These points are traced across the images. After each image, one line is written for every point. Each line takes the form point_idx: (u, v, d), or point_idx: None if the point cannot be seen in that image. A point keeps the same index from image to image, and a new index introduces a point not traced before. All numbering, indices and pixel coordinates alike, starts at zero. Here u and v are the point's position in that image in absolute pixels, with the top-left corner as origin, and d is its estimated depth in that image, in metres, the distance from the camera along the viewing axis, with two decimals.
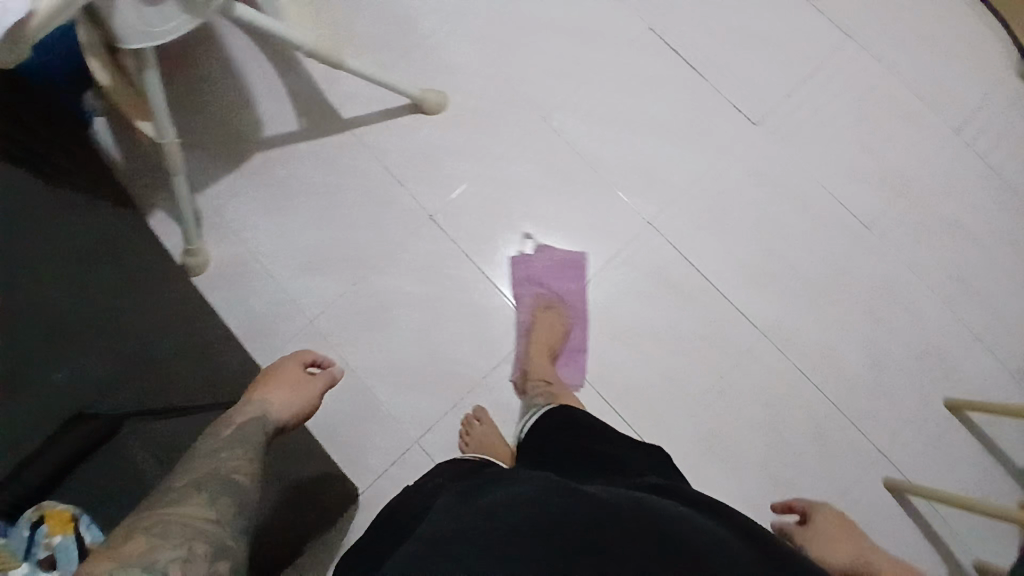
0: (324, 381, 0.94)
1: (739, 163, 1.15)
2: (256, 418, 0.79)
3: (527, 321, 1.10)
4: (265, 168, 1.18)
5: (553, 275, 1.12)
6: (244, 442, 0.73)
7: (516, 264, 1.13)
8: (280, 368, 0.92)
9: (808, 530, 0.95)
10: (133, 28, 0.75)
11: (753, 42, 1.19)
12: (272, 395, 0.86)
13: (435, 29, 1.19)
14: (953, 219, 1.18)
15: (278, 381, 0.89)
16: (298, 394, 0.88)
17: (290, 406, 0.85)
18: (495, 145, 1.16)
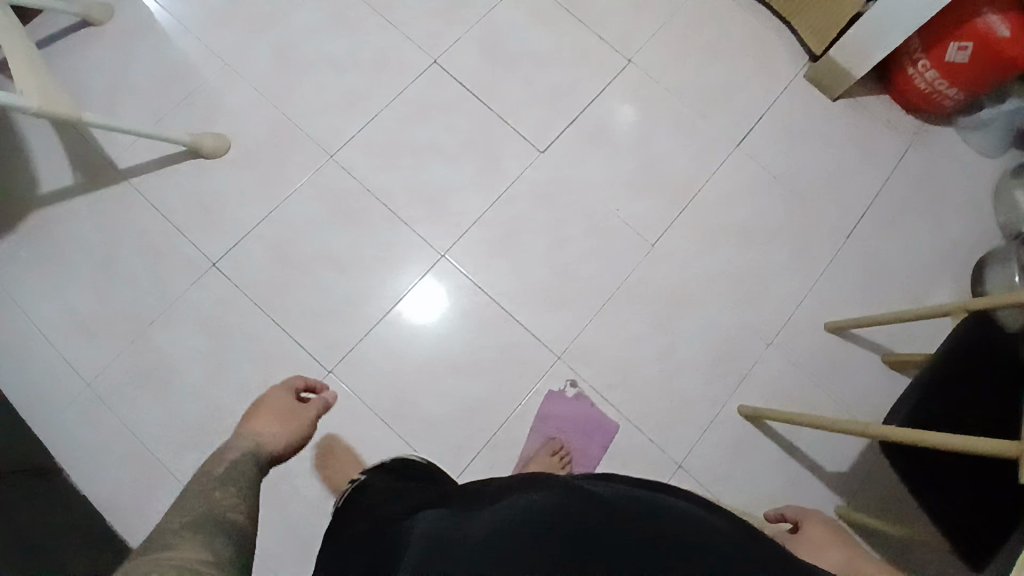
0: (317, 407, 0.87)
1: (525, 186, 1.17)
2: (249, 453, 0.70)
3: (532, 455, 1.06)
4: (37, 227, 1.12)
5: (576, 426, 1.09)
6: (236, 477, 0.63)
7: (551, 398, 1.10)
8: (268, 402, 0.86)
9: (805, 540, 0.85)
10: None
11: (532, 69, 1.23)
12: (262, 428, 0.78)
13: (211, 74, 1.20)
14: (748, 231, 1.21)
15: (264, 416, 0.81)
16: (289, 422, 0.81)
17: (284, 434, 0.79)
18: (283, 191, 1.15)
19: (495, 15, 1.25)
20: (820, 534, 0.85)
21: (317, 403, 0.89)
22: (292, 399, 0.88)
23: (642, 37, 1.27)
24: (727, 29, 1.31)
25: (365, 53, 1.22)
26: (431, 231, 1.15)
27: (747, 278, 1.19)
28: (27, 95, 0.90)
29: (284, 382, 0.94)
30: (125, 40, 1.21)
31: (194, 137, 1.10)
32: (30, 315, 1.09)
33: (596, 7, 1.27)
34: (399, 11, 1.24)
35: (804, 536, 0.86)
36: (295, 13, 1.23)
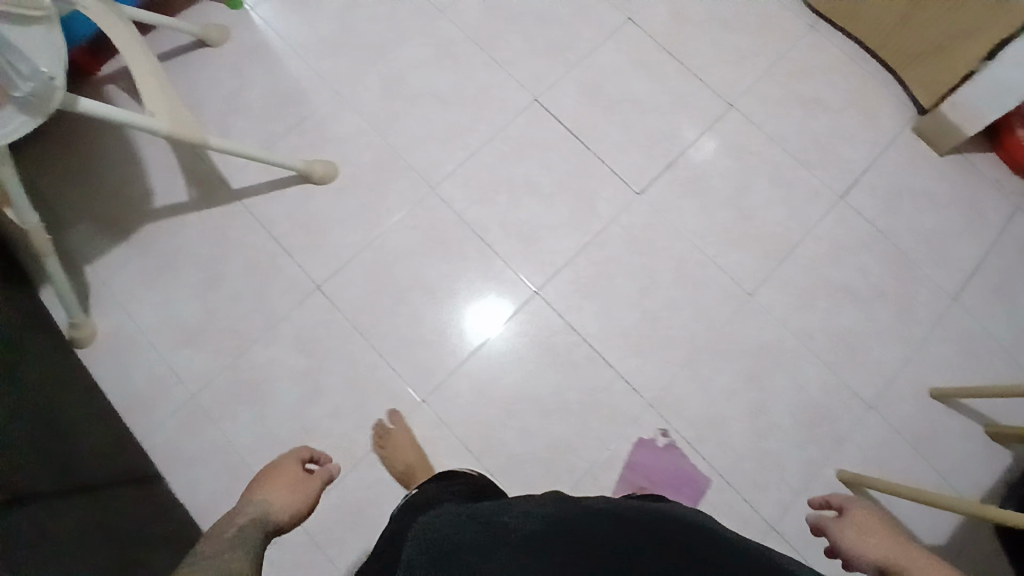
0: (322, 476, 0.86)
1: (620, 229, 1.17)
2: (254, 522, 0.71)
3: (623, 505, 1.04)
4: (150, 239, 1.17)
5: (664, 478, 1.06)
6: (243, 544, 0.64)
7: (643, 447, 1.08)
8: (278, 469, 0.84)
9: (851, 528, 0.79)
10: None
11: (632, 112, 1.23)
12: (269, 496, 0.77)
13: (322, 102, 1.23)
14: (848, 286, 1.17)
15: (275, 484, 0.81)
16: (295, 492, 0.80)
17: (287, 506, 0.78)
18: (384, 220, 1.18)
19: (597, 57, 1.26)
20: (870, 522, 0.78)
21: (323, 472, 0.88)
22: (300, 464, 0.87)
23: (745, 84, 1.26)
24: (833, 80, 1.29)
25: (469, 89, 1.25)
26: (525, 267, 1.16)
27: (845, 336, 1.15)
28: (152, 118, 0.91)
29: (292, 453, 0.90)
30: (242, 63, 1.26)
31: (306, 164, 1.14)
32: (140, 323, 1.13)
33: (698, 53, 1.27)
34: (503, 49, 1.27)
35: (850, 520, 0.80)
36: (402, 48, 1.27)
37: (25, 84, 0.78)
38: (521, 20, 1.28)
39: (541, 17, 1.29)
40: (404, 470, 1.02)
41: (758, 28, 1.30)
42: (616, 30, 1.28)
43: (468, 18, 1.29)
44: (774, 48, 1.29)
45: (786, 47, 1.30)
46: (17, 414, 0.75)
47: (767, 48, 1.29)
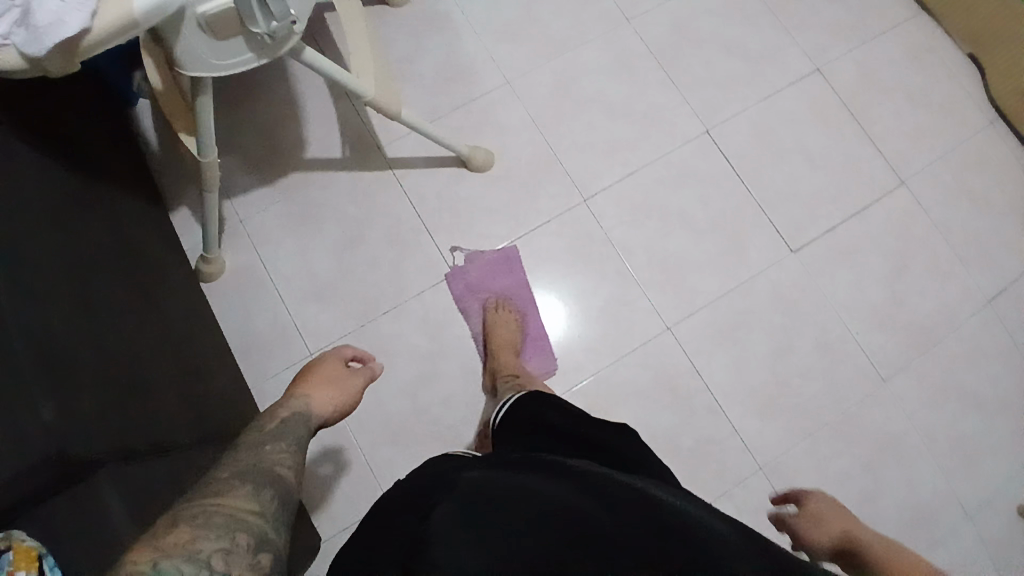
0: (364, 376, 0.83)
1: (764, 283, 1.14)
2: (298, 414, 0.71)
3: (481, 329, 1.11)
4: (296, 188, 1.15)
5: (494, 275, 1.13)
6: (286, 434, 0.66)
7: (453, 276, 1.13)
8: (318, 363, 0.82)
9: (806, 518, 0.84)
10: (196, 59, 0.77)
11: (801, 164, 1.19)
12: (315, 389, 0.77)
13: (491, 85, 1.20)
14: (979, 392, 1.14)
15: (319, 373, 0.80)
16: (340, 388, 0.79)
17: (334, 399, 0.78)
18: (530, 221, 1.16)
19: (776, 100, 1.22)
20: (825, 514, 0.83)
21: (366, 371, 0.83)
22: (343, 363, 0.84)
23: (919, 163, 1.22)
24: (1006, 179, 1.25)
25: (641, 106, 1.21)
26: (663, 299, 1.14)
27: (966, 443, 1.12)
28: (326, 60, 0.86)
29: (335, 347, 0.86)
30: (420, 28, 1.21)
31: (470, 150, 1.12)
32: (272, 269, 1.12)
33: (879, 119, 1.23)
34: (682, 70, 1.23)
35: (807, 513, 0.85)
36: (583, 48, 1.23)
37: (267, 23, 0.74)
38: (706, 44, 1.24)
39: (728, 45, 1.24)
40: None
41: (942, 108, 1.26)
42: (801, 77, 1.23)
43: (654, 29, 1.24)
44: (956, 133, 1.25)
45: (966, 132, 1.25)
46: (138, 366, 0.75)
47: (949, 131, 1.25)
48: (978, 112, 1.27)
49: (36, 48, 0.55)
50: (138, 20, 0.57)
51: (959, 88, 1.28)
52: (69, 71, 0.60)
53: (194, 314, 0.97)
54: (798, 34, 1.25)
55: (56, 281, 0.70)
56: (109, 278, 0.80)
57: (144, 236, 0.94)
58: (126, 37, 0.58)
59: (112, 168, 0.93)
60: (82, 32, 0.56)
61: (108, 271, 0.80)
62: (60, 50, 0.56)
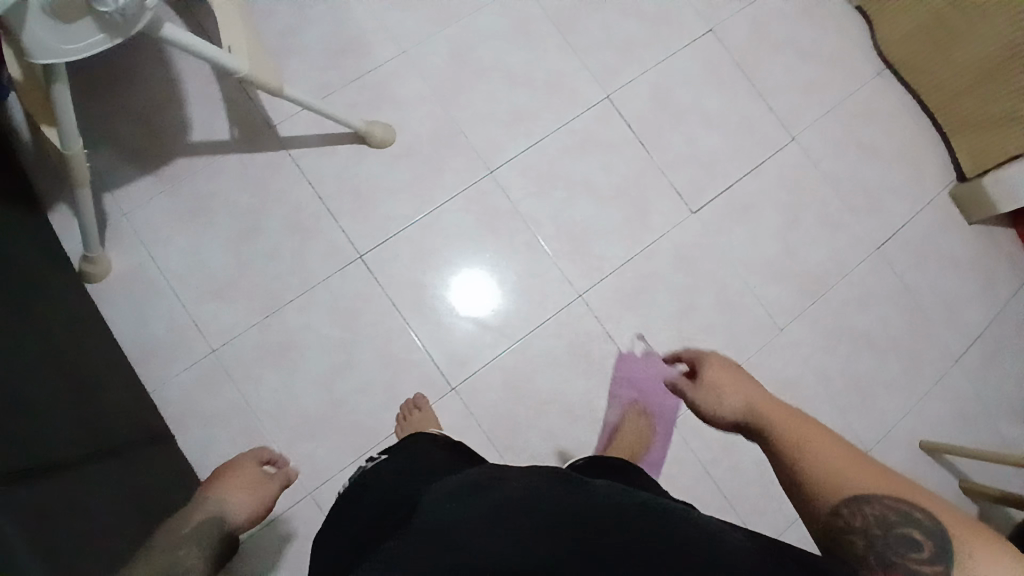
0: (279, 481, 0.91)
1: (667, 245, 1.17)
2: (213, 517, 0.81)
3: (618, 421, 1.08)
4: (182, 176, 1.09)
5: (653, 386, 1.11)
6: (198, 537, 0.76)
7: (625, 360, 1.13)
8: (235, 467, 0.90)
9: (702, 388, 0.65)
10: (42, 44, 0.69)
11: (699, 126, 1.22)
12: (230, 491, 0.85)
13: (386, 57, 1.16)
14: (870, 334, 1.22)
15: (234, 476, 0.88)
16: (254, 490, 0.87)
17: (248, 501, 0.86)
18: (435, 196, 1.14)
19: (674, 62, 1.23)
20: (723, 380, 0.63)
21: (281, 476, 0.92)
22: (259, 466, 0.92)
23: (811, 119, 1.26)
24: (890, 131, 1.31)
25: (541, 74, 1.20)
26: (573, 268, 1.15)
27: (858, 382, 1.20)
28: (192, 35, 0.79)
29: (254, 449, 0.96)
30: None
31: (367, 126, 1.08)
32: (163, 265, 1.07)
33: (772, 77, 1.26)
34: (580, 35, 1.22)
35: (700, 382, 0.65)
36: (480, 16, 1.20)
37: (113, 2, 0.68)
38: (602, 8, 1.23)
39: (624, 8, 1.24)
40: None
41: (831, 64, 1.30)
42: (696, 39, 1.25)
43: None
44: (843, 87, 1.29)
45: (853, 87, 1.30)
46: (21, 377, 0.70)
47: (837, 85, 1.29)
48: (864, 67, 1.32)
49: None
50: None
51: (846, 44, 1.32)
52: None
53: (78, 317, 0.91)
54: None
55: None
56: None
57: (18, 234, 0.86)
58: None
59: None
60: None
61: None
62: None
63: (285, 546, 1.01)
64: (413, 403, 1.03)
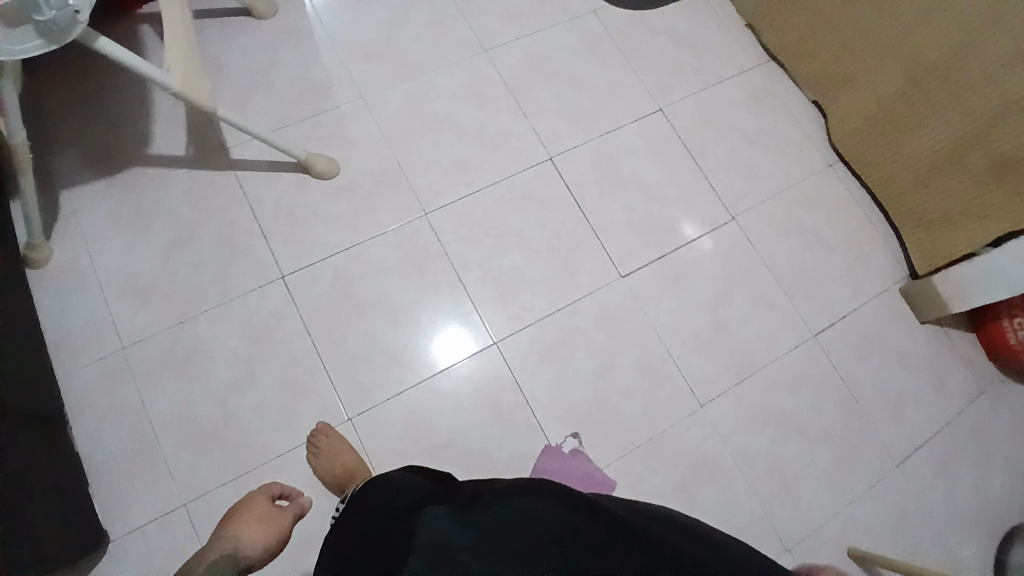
0: (294, 511, 0.91)
1: (593, 305, 1.16)
2: (226, 554, 0.79)
3: None
4: (135, 183, 1.15)
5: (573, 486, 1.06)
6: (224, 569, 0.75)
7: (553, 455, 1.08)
8: (247, 503, 0.89)
9: None
10: None
11: (640, 196, 1.24)
12: (246, 525, 0.85)
13: (344, 100, 1.23)
14: (798, 422, 1.17)
15: (245, 516, 0.86)
16: (273, 520, 0.87)
17: (265, 531, 0.85)
18: (367, 231, 1.17)
19: (619, 135, 1.28)
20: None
21: (293, 508, 0.91)
22: (271, 501, 0.91)
23: (753, 200, 1.28)
24: (836, 221, 1.31)
25: (489, 131, 1.25)
26: (494, 316, 1.15)
27: (780, 471, 1.13)
28: (126, 50, 0.86)
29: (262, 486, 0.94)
30: (279, 40, 1.24)
31: (308, 157, 1.14)
32: (96, 263, 1.11)
33: (716, 158, 1.29)
34: (533, 101, 1.28)
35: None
36: (440, 73, 1.27)
37: (47, 11, 0.76)
38: (557, 80, 1.30)
39: (578, 81, 1.31)
40: (340, 480, 0.97)
41: (779, 152, 1.33)
42: (645, 116, 1.30)
43: (509, 61, 1.30)
44: (789, 175, 1.31)
45: (800, 175, 1.32)
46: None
47: (783, 172, 1.31)
48: (813, 158, 1.35)
49: None
50: None
51: (796, 135, 1.35)
52: None
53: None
54: (645, 77, 1.33)
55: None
56: None
57: None
58: None
59: None
60: None
61: None
62: None
63: (145, 558, 0.98)
64: (321, 428, 1.02)
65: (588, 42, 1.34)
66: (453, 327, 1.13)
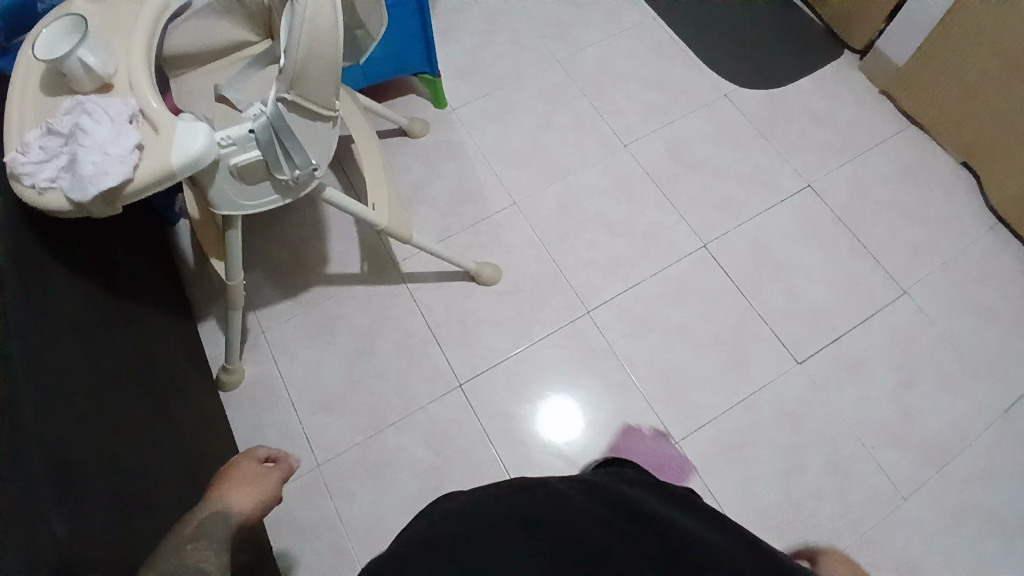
0: (282, 470, 0.74)
1: (770, 397, 1.14)
2: (212, 521, 0.63)
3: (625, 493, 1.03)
4: (316, 301, 1.22)
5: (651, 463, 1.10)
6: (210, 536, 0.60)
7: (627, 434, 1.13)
8: (230, 466, 0.72)
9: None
10: (227, 199, 0.81)
11: (799, 278, 1.23)
12: (226, 490, 0.68)
13: (500, 206, 1.28)
14: (1007, 513, 1.08)
15: (230, 476, 0.70)
16: (259, 485, 0.71)
17: (249, 500, 0.69)
18: (532, 331, 1.19)
19: (770, 218, 1.28)
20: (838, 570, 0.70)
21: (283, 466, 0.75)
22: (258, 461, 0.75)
23: (920, 274, 1.24)
24: (1013, 288, 1.24)
25: (641, 224, 1.27)
26: (668, 413, 1.14)
27: (1000, 566, 1.05)
28: (349, 197, 0.93)
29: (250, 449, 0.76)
30: (435, 155, 1.31)
31: (476, 266, 1.18)
32: (286, 379, 1.17)
33: (875, 234, 1.27)
34: (680, 191, 1.30)
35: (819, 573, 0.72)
36: (588, 172, 1.31)
37: (291, 170, 0.80)
38: (702, 168, 1.32)
39: (721, 168, 1.32)
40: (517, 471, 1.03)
41: (938, 222, 1.29)
42: (795, 196, 1.30)
43: (652, 154, 1.33)
44: (952, 244, 1.27)
45: (964, 245, 1.27)
46: (141, 479, 0.76)
47: (945, 242, 1.27)
48: (977, 223, 1.29)
49: (81, 193, 0.66)
50: (173, 171, 0.68)
51: (956, 202, 1.31)
52: (104, 215, 0.72)
53: (193, 415, 0.98)
54: (789, 157, 1.33)
55: (89, 399, 0.73)
56: (133, 387, 0.84)
57: (163, 339, 1.00)
58: (168, 183, 0.69)
59: (142, 275, 1.00)
60: (123, 183, 0.67)
61: (129, 381, 0.83)
62: (101, 195, 0.67)
63: None
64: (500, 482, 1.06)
65: (726, 127, 1.36)
66: (627, 424, 1.13)
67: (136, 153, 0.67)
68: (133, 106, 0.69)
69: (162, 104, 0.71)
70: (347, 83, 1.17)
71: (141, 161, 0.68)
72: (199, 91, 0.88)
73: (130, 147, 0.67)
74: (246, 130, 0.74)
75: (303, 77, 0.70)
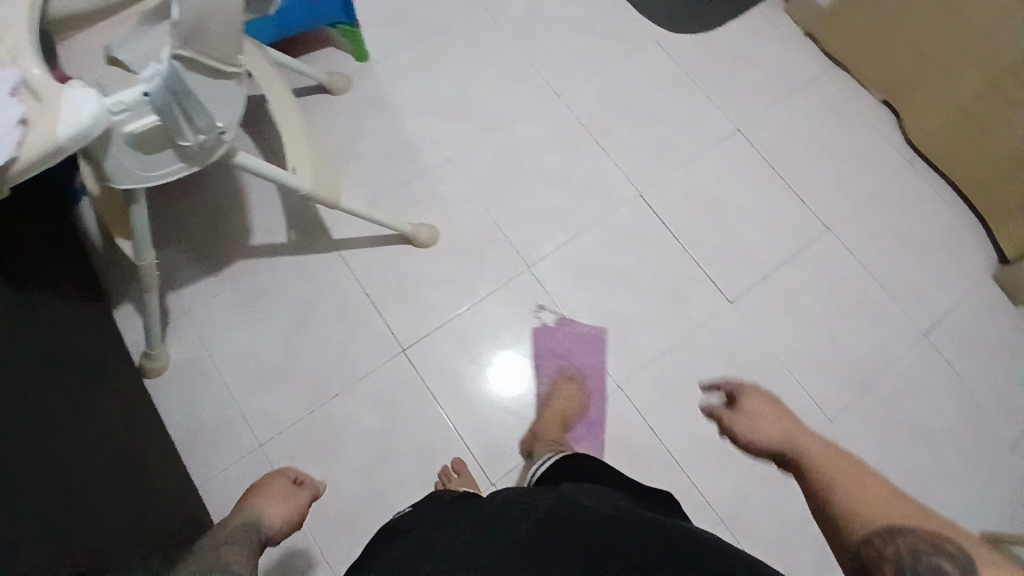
0: (310, 492, 0.92)
1: (708, 336, 1.18)
2: (245, 529, 0.80)
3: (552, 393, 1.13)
4: (243, 274, 1.16)
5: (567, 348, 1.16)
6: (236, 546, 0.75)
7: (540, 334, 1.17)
8: (268, 479, 0.91)
9: (745, 416, 0.69)
10: (124, 171, 0.75)
11: (731, 220, 1.26)
12: (262, 503, 0.86)
13: (433, 163, 1.24)
14: (921, 423, 1.18)
15: (265, 489, 0.89)
16: (287, 501, 0.88)
17: (282, 513, 0.86)
18: (475, 289, 1.18)
19: (701, 161, 1.29)
20: (764, 413, 0.68)
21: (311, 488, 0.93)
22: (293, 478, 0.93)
23: (844, 207, 1.29)
24: (926, 216, 1.31)
25: (576, 174, 1.26)
26: (613, 359, 1.16)
27: (918, 473, 1.15)
28: (265, 162, 0.88)
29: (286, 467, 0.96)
30: (360, 113, 1.25)
31: (412, 228, 1.15)
32: (219, 359, 1.12)
33: (803, 172, 1.31)
34: (614, 137, 1.29)
35: (743, 414, 0.69)
36: (520, 123, 1.29)
37: (195, 135, 0.74)
38: (635, 114, 1.31)
39: (653, 113, 1.32)
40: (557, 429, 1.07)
41: (859, 156, 1.34)
42: (725, 139, 1.31)
43: (583, 101, 1.31)
44: (873, 177, 1.32)
45: (884, 177, 1.33)
46: (73, 476, 0.72)
47: (866, 175, 1.32)
48: (895, 155, 1.35)
49: None
50: (61, 144, 0.61)
51: (875, 136, 1.36)
52: None
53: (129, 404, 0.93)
54: (718, 99, 1.34)
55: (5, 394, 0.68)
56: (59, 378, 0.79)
57: (86, 326, 0.94)
58: (57, 159, 0.62)
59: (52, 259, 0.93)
60: (8, 162, 0.59)
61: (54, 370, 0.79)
62: None
63: None
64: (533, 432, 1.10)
65: (655, 71, 1.35)
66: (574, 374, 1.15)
67: (20, 127, 0.60)
68: (15, 75, 0.61)
69: (46, 70, 0.63)
70: (258, 39, 1.12)
71: (26, 137, 0.60)
72: (84, 55, 0.80)
73: (13, 122, 0.59)
74: (139, 93, 0.67)
75: (199, 31, 0.65)
